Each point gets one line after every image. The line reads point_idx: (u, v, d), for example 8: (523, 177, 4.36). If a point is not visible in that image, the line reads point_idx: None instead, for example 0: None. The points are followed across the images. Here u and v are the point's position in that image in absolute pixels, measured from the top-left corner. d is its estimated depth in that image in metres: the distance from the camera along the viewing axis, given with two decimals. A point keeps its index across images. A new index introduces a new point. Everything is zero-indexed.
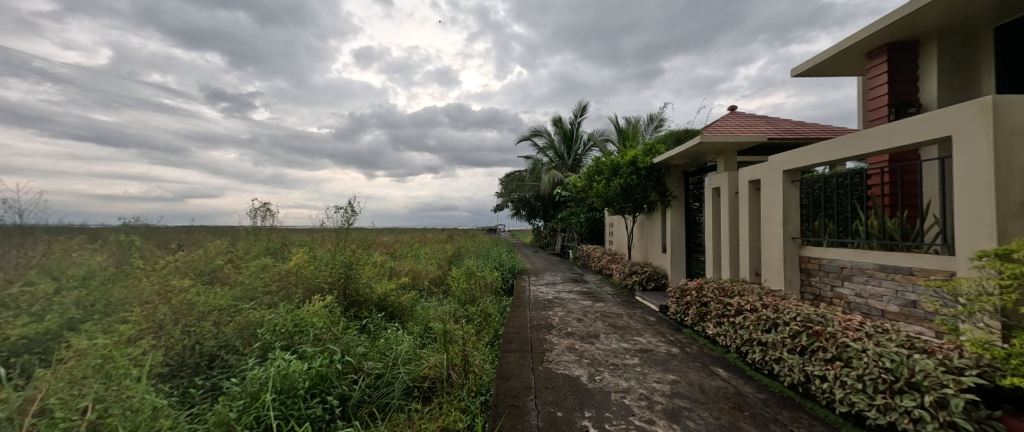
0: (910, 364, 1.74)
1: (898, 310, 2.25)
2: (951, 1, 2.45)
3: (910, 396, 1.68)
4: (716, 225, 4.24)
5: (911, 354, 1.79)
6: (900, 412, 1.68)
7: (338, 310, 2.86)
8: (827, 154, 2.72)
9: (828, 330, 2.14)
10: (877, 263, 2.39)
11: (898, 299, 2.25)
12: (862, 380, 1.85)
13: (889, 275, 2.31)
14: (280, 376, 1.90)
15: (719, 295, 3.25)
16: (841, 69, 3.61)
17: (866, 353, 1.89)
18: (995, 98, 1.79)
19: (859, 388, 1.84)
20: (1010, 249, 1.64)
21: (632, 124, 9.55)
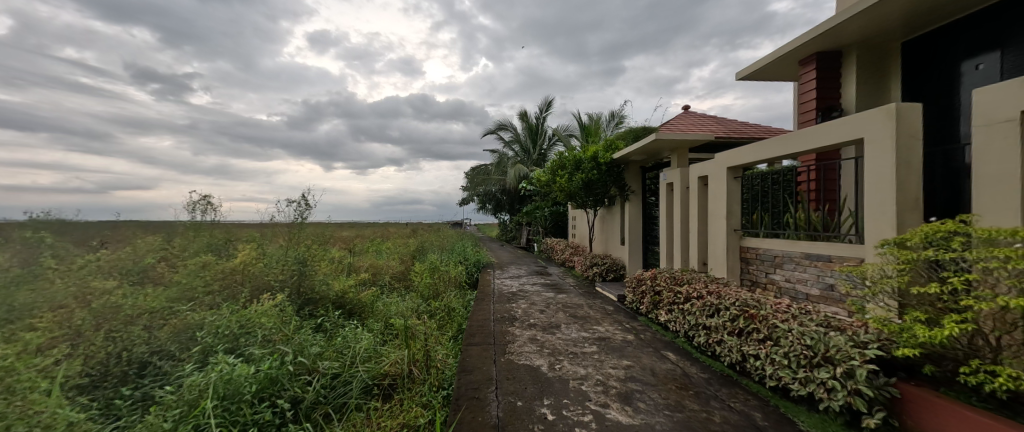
0: (826, 341, 1.93)
1: (819, 293, 2.49)
2: (868, 18, 2.72)
3: (825, 368, 1.86)
4: (669, 218, 4.47)
5: (828, 331, 2.00)
6: (817, 384, 1.87)
7: (289, 309, 2.73)
8: (765, 153, 2.93)
9: (761, 313, 2.34)
10: (803, 252, 2.63)
11: (820, 283, 2.50)
12: (787, 357, 2.04)
13: (813, 263, 2.55)
14: (223, 381, 1.79)
15: (671, 284, 3.44)
16: (779, 74, 3.91)
17: (792, 333, 2.09)
18: (899, 106, 2.01)
19: (785, 364, 2.04)
20: (905, 238, 1.86)
21: (595, 121, 9.79)
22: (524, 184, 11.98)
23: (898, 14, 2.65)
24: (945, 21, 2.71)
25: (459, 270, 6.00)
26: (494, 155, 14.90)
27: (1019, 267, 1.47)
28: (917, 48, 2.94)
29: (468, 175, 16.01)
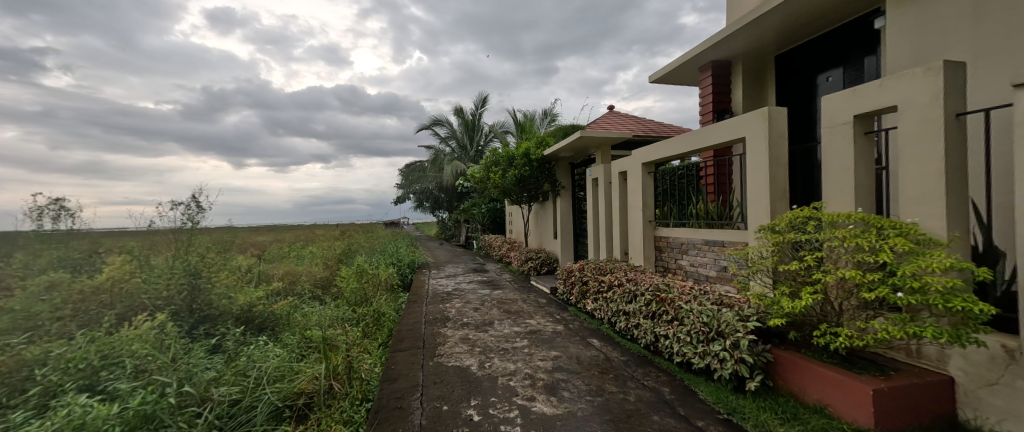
0: (718, 318, 2.26)
1: (716, 274, 2.91)
2: (749, 32, 3.20)
3: (718, 342, 2.19)
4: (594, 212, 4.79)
5: (720, 309, 2.33)
6: (712, 355, 2.18)
7: (173, 331, 2.38)
8: (671, 149, 3.29)
9: (670, 296, 2.65)
10: (705, 239, 3.09)
11: (716, 265, 2.94)
12: (690, 334, 2.37)
13: (712, 248, 3.00)
14: (72, 427, 1.47)
15: (597, 273, 3.80)
16: (684, 79, 4.36)
17: (693, 312, 2.41)
18: (771, 110, 2.36)
19: (689, 341, 2.35)
20: (776, 224, 2.21)
21: (529, 118, 10.04)
22: (460, 181, 11.88)
23: (772, 30, 3.16)
24: (805, 39, 3.31)
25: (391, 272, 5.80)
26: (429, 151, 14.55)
27: (852, 244, 1.84)
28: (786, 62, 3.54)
29: (403, 172, 15.48)
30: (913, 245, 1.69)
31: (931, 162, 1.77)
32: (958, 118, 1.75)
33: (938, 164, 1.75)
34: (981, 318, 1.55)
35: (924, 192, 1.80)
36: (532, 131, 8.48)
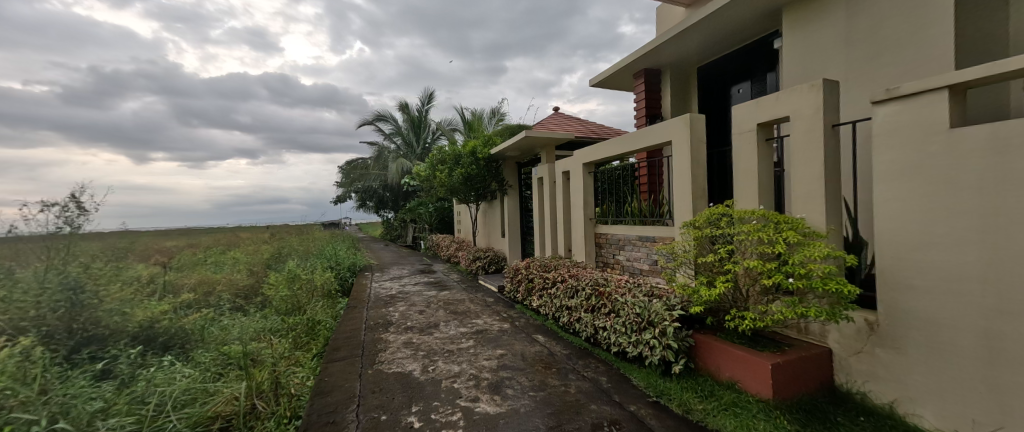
0: (650, 310, 2.85)
1: (649, 267, 3.55)
2: (678, 39, 3.60)
3: (650, 331, 2.76)
4: (540, 209, 4.95)
5: (650, 299, 2.95)
6: (644, 343, 2.76)
7: (44, 358, 2.07)
8: (614, 150, 3.90)
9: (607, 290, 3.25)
10: (639, 235, 3.68)
11: (648, 259, 3.57)
12: (624, 324, 2.95)
13: (647, 243, 3.59)
14: None
15: (542, 270, 4.40)
16: (620, 85, 4.69)
17: (629, 304, 3.01)
18: (692, 116, 3.21)
19: (623, 332, 2.92)
20: (698, 220, 2.94)
21: (478, 117, 10.05)
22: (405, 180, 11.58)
23: (698, 39, 3.60)
24: (722, 54, 3.86)
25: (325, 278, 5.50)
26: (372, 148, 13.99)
27: (757, 236, 2.52)
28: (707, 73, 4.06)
29: (342, 170, 14.72)
30: (800, 238, 2.44)
31: (812, 169, 2.73)
32: (829, 128, 2.65)
33: (817, 168, 2.70)
34: (850, 297, 2.15)
35: (812, 190, 2.73)
36: (479, 130, 8.46)
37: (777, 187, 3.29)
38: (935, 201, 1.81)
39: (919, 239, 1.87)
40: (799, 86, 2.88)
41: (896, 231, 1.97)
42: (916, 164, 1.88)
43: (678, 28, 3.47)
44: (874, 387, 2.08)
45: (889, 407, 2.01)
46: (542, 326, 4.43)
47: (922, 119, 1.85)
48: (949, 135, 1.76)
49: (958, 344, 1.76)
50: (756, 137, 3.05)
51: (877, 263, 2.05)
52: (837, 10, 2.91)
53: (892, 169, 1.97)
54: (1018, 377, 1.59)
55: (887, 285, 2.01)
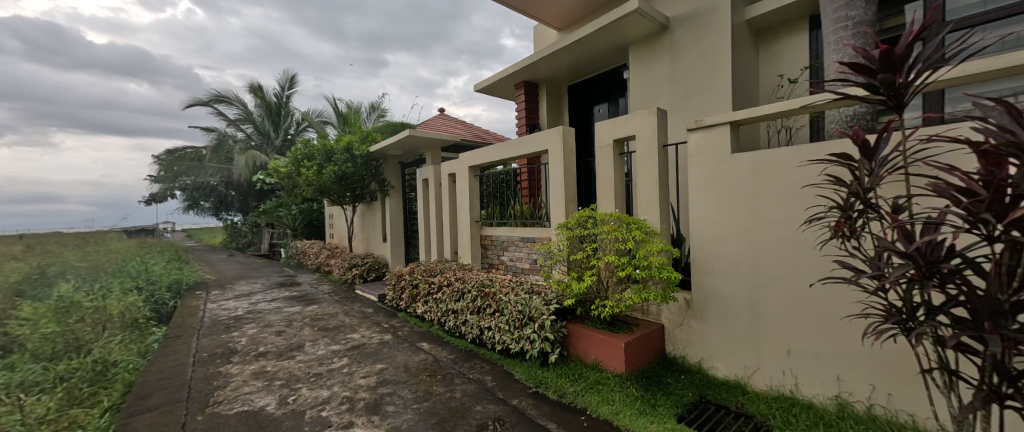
0: (533, 308, 3.66)
1: (529, 265, 4.03)
2: (551, 57, 4.03)
3: (532, 326, 3.59)
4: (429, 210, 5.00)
5: (531, 297, 3.78)
6: (527, 339, 3.57)
7: None
8: (495, 155, 4.17)
9: (492, 293, 3.97)
10: (520, 236, 4.05)
11: (529, 258, 3.98)
12: (509, 321, 3.74)
13: (527, 243, 4.01)
14: None
15: (427, 275, 4.71)
16: (502, 92, 4.97)
17: (512, 304, 3.79)
18: (564, 129, 3.66)
19: (508, 330, 3.71)
20: (570, 223, 3.63)
21: (352, 111, 9.34)
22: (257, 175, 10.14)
23: (567, 60, 4.09)
24: (587, 75, 4.47)
25: (118, 307, 4.24)
26: (219, 137, 13.68)
27: (615, 235, 3.38)
28: (576, 90, 4.65)
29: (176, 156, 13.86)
30: (644, 236, 3.33)
31: (650, 177, 3.43)
32: (662, 147, 3.38)
33: (653, 176, 3.41)
34: (676, 282, 3.27)
35: (651, 196, 3.45)
36: (356, 124, 7.80)
37: (628, 193, 3.97)
38: (731, 204, 3.19)
39: (719, 237, 3.28)
40: (643, 111, 3.55)
41: (707, 235, 3.36)
42: (717, 192, 3.27)
43: (554, 46, 3.88)
44: (688, 350, 3.53)
45: (698, 363, 3.46)
46: (427, 332, 4.51)
47: (716, 144, 3.24)
48: (731, 158, 3.16)
49: (740, 313, 3.18)
50: (612, 151, 3.60)
51: (696, 253, 3.44)
52: (665, 54, 3.71)
53: (700, 181, 3.36)
54: (767, 322, 3.04)
55: (703, 272, 3.40)
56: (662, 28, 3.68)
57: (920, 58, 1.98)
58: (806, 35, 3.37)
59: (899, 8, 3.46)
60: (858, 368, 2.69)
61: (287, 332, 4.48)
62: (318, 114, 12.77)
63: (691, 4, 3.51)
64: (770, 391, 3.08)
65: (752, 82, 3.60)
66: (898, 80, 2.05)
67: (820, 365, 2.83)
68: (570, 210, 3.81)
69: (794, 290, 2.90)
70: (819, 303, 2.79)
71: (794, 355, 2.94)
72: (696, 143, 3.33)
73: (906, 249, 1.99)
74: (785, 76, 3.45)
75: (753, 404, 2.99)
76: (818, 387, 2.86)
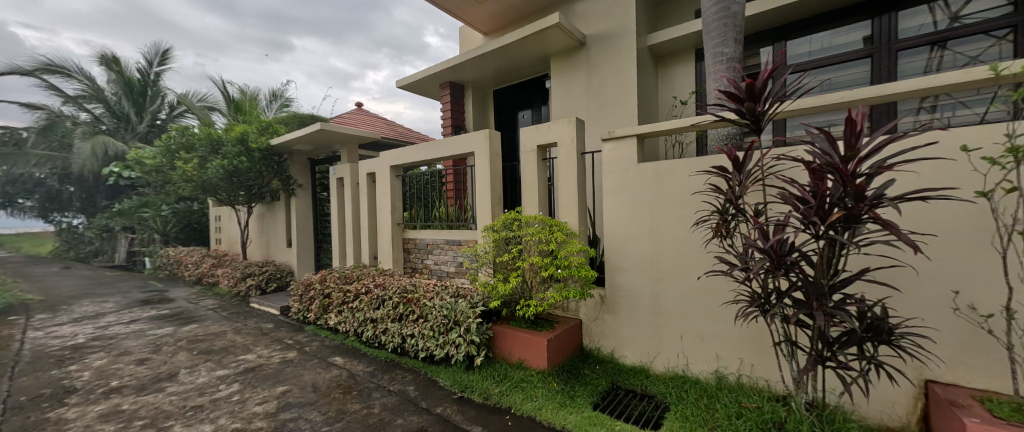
0: (458, 312, 3.65)
1: (455, 268, 4.10)
2: (476, 61, 4.06)
3: (457, 330, 3.56)
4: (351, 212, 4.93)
5: (457, 300, 3.78)
6: (452, 343, 3.52)
7: None
8: (419, 156, 4.19)
9: (416, 299, 3.93)
10: (446, 239, 4.12)
11: (455, 262, 4.08)
12: (433, 327, 3.67)
13: (452, 246, 4.09)
14: None
15: (341, 283, 4.59)
16: (424, 91, 4.86)
17: (436, 308, 3.75)
18: (490, 131, 3.71)
19: (432, 336, 3.64)
20: (496, 226, 3.69)
21: (245, 96, 8.22)
22: (117, 168, 9.13)
23: (492, 65, 4.17)
24: (512, 81, 4.63)
25: None
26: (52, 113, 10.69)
27: (539, 237, 3.49)
28: (501, 95, 4.78)
29: None
30: (565, 237, 3.50)
31: (570, 181, 3.63)
32: (581, 154, 3.62)
33: (572, 180, 3.61)
34: (593, 280, 3.49)
35: (570, 200, 3.65)
36: (251, 113, 7.00)
37: (550, 197, 4.19)
38: (637, 208, 3.57)
39: (627, 237, 3.65)
40: (563, 120, 3.77)
41: (618, 236, 3.71)
42: (626, 197, 3.63)
43: (479, 51, 3.93)
44: (602, 342, 3.85)
45: (610, 353, 3.78)
46: (341, 345, 4.24)
47: (626, 154, 3.59)
48: (638, 167, 3.54)
49: (644, 305, 3.58)
50: (535, 156, 3.74)
51: (609, 252, 3.77)
52: (582, 69, 4.01)
53: (612, 187, 3.70)
54: (666, 312, 3.47)
55: (615, 270, 3.74)
56: (580, 45, 3.97)
57: (771, 94, 2.77)
58: (694, 64, 3.95)
59: (756, 51, 4.28)
60: (734, 346, 3.20)
61: (153, 360, 3.74)
62: (200, 98, 10.71)
63: (603, 25, 3.85)
64: (667, 372, 3.49)
65: (653, 100, 4.10)
66: (758, 107, 2.83)
67: (705, 346, 3.31)
68: (496, 213, 3.87)
69: (686, 283, 3.35)
70: (706, 293, 3.27)
71: (686, 339, 3.38)
72: (610, 152, 3.65)
73: (765, 246, 2.56)
74: (679, 98, 4.00)
75: (656, 386, 3.35)
76: (702, 364, 3.34)
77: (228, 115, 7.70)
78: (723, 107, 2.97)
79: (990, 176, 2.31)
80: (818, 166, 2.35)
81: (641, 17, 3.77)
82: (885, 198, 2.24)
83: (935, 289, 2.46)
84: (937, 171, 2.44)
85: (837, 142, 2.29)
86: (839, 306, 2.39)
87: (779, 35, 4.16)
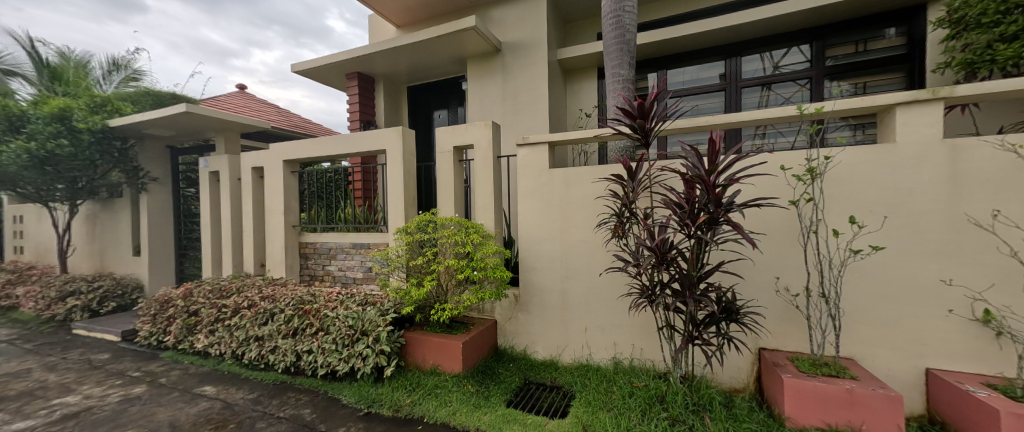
0: (364, 321, 3.39)
1: (362, 274, 3.89)
2: (388, 54, 3.88)
3: (363, 341, 3.30)
4: (231, 214, 4.45)
5: (364, 308, 3.53)
6: (358, 355, 3.25)
7: None
8: (320, 151, 3.95)
9: (314, 310, 3.57)
10: (351, 242, 3.91)
11: (363, 267, 3.89)
12: (335, 340, 3.36)
13: (358, 250, 3.88)
14: None
15: (215, 297, 3.99)
16: (326, 79, 4.46)
17: (339, 318, 3.44)
18: (402, 130, 3.57)
19: (335, 350, 3.31)
20: (409, 228, 3.56)
21: (70, 60, 6.41)
22: None
23: (405, 60, 4.03)
24: (427, 80, 4.57)
25: None
26: None
27: (454, 240, 3.44)
28: (415, 92, 4.69)
29: None
30: (481, 239, 3.51)
31: (485, 184, 3.68)
32: (496, 158, 3.71)
33: (487, 183, 3.67)
34: (508, 280, 3.56)
35: (485, 202, 3.69)
36: (77, 82, 5.57)
37: (466, 199, 4.21)
38: (548, 211, 3.80)
39: (538, 239, 3.86)
40: (479, 123, 3.81)
41: (530, 238, 3.89)
42: (538, 201, 3.83)
43: (391, 43, 3.74)
44: (514, 340, 3.98)
45: (523, 350, 3.93)
46: (213, 371, 3.61)
47: (538, 160, 3.80)
48: (549, 172, 3.77)
49: (553, 302, 3.82)
50: (451, 157, 3.71)
51: (522, 253, 3.94)
52: (497, 74, 4.11)
53: (526, 191, 3.88)
54: (573, 307, 3.75)
55: (528, 270, 3.91)
56: (494, 51, 4.08)
57: (656, 114, 3.24)
58: (598, 81, 4.37)
59: (645, 75, 4.95)
60: (630, 334, 3.59)
61: None
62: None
63: (518, 34, 4.01)
64: (573, 363, 3.76)
65: (562, 110, 4.43)
66: (647, 125, 3.27)
67: (606, 336, 3.65)
68: (410, 214, 3.73)
69: (590, 280, 3.67)
70: (607, 288, 3.62)
71: (590, 331, 3.70)
72: (523, 157, 3.81)
73: (652, 245, 2.99)
74: (584, 110, 4.38)
75: (564, 377, 3.58)
76: (602, 352, 3.69)
77: (40, 85, 5.93)
78: (620, 122, 3.37)
79: (798, 189, 3.06)
80: (690, 178, 2.87)
81: (551, 32, 4.02)
82: (734, 205, 2.82)
83: (766, 276, 3.16)
84: (767, 184, 3.15)
85: (703, 158, 2.82)
86: (704, 293, 2.91)
87: (661, 64, 4.88)
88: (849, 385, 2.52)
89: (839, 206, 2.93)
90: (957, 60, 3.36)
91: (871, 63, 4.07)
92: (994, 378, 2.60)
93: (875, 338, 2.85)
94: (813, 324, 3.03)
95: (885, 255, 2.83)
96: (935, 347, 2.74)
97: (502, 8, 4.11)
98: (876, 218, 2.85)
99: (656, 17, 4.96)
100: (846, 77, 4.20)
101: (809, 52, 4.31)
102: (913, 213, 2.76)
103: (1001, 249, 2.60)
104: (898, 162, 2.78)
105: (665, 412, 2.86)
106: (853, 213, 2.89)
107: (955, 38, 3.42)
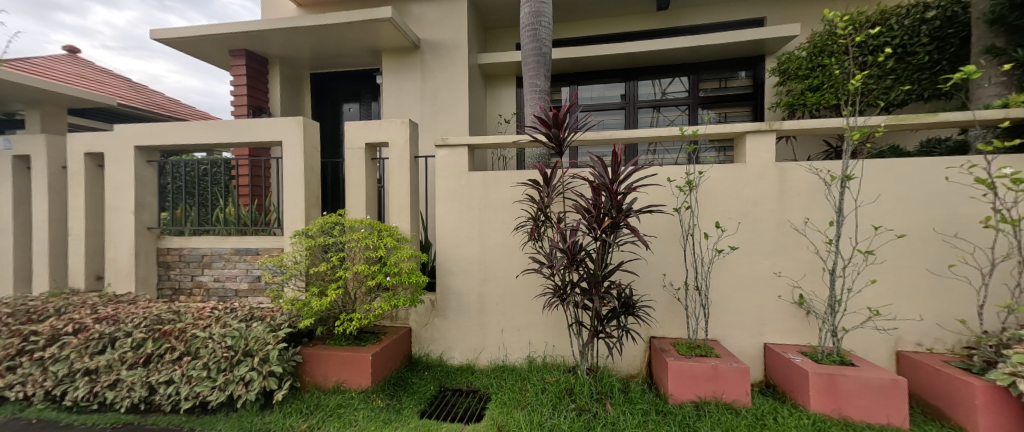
0: (248, 340, 2.88)
1: (248, 285, 3.35)
2: (288, 34, 3.44)
3: (245, 363, 2.81)
4: (52, 212, 3.44)
5: (249, 324, 3.01)
6: (238, 380, 2.75)
7: None
8: (191, 138, 3.28)
9: (177, 330, 2.92)
10: (233, 248, 3.34)
11: (248, 277, 3.34)
12: (206, 364, 2.79)
13: (242, 257, 3.33)
14: None
15: (19, 322, 3.00)
16: (201, 53, 3.75)
17: (213, 338, 2.87)
18: (302, 120, 3.17)
19: (206, 376, 2.75)
20: (309, 230, 3.19)
21: None
22: None
23: (309, 43, 3.62)
24: (334, 68, 4.20)
25: None
26: None
27: (363, 243, 3.17)
28: (319, 81, 4.29)
29: None
30: (395, 243, 3.28)
31: (400, 185, 3.48)
32: (413, 158, 3.55)
33: (402, 184, 3.48)
34: (423, 286, 3.37)
35: (401, 204, 3.50)
36: None
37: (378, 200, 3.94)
38: (465, 214, 3.77)
39: (455, 242, 3.79)
40: (395, 120, 3.60)
41: (447, 241, 3.81)
42: (455, 204, 3.78)
43: (292, 22, 3.31)
44: (428, 347, 3.84)
45: (438, 356, 3.82)
46: (15, 421, 2.71)
47: (455, 163, 3.75)
48: (468, 176, 3.74)
49: (469, 305, 3.79)
50: (364, 155, 3.43)
51: (439, 257, 3.83)
52: (415, 71, 3.95)
53: (444, 193, 3.79)
54: (489, 309, 3.78)
55: (445, 274, 3.81)
56: (412, 47, 3.92)
57: (569, 125, 3.46)
58: (516, 89, 4.51)
59: (558, 89, 5.32)
60: (542, 333, 3.75)
61: None
62: None
63: (437, 33, 3.92)
64: (489, 365, 3.78)
65: (482, 114, 4.45)
66: (561, 134, 3.48)
67: (520, 336, 3.76)
68: (311, 215, 3.34)
69: (506, 282, 3.74)
70: (522, 289, 3.73)
71: (505, 332, 3.76)
72: (441, 159, 3.72)
73: (564, 246, 3.18)
74: (503, 116, 4.50)
75: (479, 380, 3.57)
76: (516, 351, 3.78)
77: None
78: (537, 130, 3.51)
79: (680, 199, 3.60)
80: (597, 185, 3.14)
81: (472, 35, 4.03)
82: (633, 210, 3.15)
83: (656, 273, 3.62)
84: (658, 193, 3.62)
85: (608, 168, 3.10)
86: (608, 291, 3.18)
87: (571, 79, 5.28)
88: (715, 363, 3.00)
89: (709, 213, 3.52)
90: (784, 102, 4.34)
91: (730, 97, 5.00)
92: (806, 346, 3.39)
93: (735, 322, 3.48)
94: (690, 313, 3.56)
95: (741, 253, 3.48)
96: (773, 326, 3.46)
97: (420, 3, 3.98)
98: (734, 224, 3.49)
99: (566, 36, 5.34)
100: (713, 107, 5.08)
101: (687, 83, 5.11)
102: (759, 220, 3.45)
103: (811, 247, 3.40)
104: (749, 178, 3.46)
105: (573, 404, 3.04)
106: (718, 219, 3.50)
107: (782, 85, 4.39)
